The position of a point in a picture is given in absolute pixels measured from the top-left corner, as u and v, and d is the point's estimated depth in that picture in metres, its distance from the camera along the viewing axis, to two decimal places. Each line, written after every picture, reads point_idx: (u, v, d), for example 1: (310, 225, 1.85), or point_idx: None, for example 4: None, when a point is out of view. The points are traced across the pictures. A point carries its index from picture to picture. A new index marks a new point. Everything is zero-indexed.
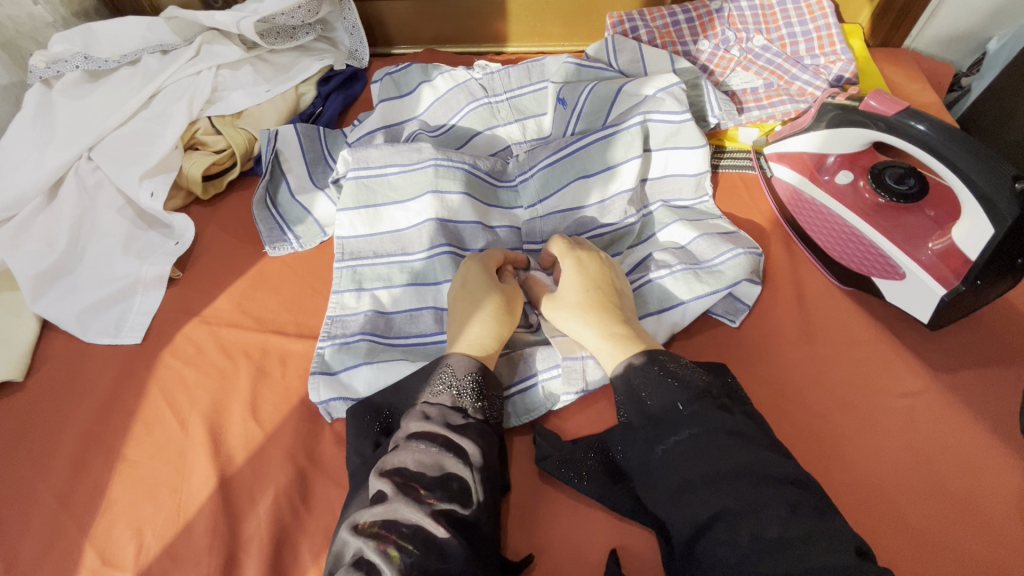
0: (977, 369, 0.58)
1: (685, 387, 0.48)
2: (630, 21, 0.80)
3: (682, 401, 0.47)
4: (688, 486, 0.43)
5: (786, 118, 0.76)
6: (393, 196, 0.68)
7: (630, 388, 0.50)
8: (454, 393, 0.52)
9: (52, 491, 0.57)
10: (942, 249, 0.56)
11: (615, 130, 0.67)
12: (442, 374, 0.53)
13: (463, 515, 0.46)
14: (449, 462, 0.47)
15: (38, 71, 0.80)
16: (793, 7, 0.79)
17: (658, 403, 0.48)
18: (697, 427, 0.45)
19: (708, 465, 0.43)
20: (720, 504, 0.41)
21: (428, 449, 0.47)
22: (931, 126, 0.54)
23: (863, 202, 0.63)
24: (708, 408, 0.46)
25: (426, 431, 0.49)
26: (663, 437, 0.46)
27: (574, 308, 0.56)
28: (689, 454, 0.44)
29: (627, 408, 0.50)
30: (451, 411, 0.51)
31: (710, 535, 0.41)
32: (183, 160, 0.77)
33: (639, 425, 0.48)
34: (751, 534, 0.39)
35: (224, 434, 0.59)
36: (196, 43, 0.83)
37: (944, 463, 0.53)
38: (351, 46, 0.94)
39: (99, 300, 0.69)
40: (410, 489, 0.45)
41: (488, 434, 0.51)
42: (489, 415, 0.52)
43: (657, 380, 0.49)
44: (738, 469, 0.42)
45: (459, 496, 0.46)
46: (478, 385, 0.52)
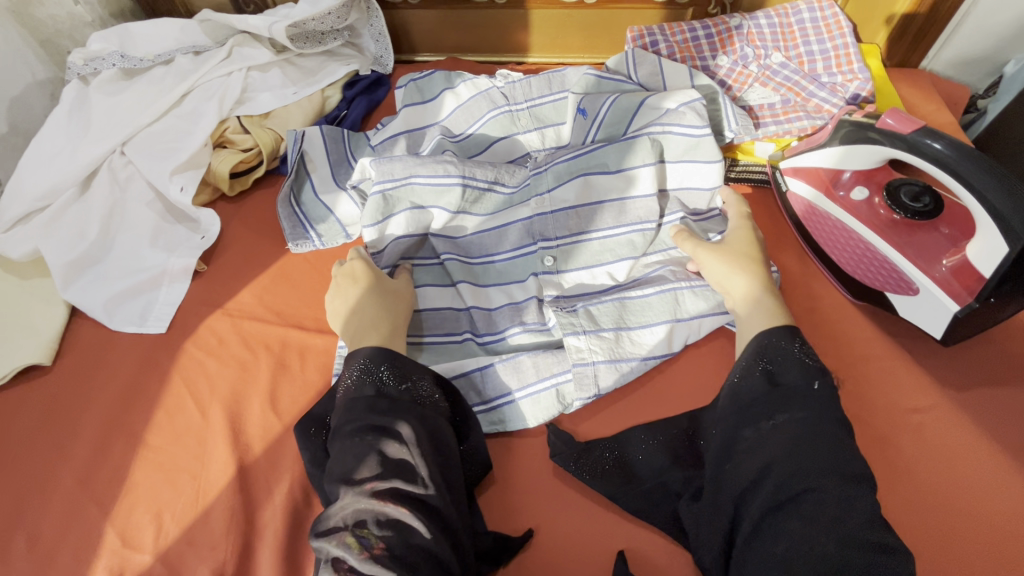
0: (987, 387, 0.58)
1: (819, 370, 0.49)
2: (650, 36, 0.82)
3: (816, 381, 0.48)
4: (772, 466, 0.44)
5: (803, 134, 0.78)
6: (413, 205, 0.66)
7: (764, 355, 0.51)
8: (371, 380, 0.51)
9: (75, 473, 0.59)
10: (955, 266, 0.57)
11: (631, 137, 0.69)
12: (354, 366, 0.52)
13: (411, 491, 0.46)
14: (384, 446, 0.47)
15: (76, 68, 0.83)
16: (811, 27, 0.80)
17: (792, 376, 0.49)
18: (812, 411, 0.47)
19: (810, 450, 0.44)
20: (811, 483, 0.42)
21: (359, 439, 0.47)
22: (948, 145, 0.55)
23: (877, 217, 0.63)
24: (829, 399, 0.48)
25: (354, 423, 0.48)
26: (769, 413, 0.47)
27: (746, 257, 0.62)
28: (797, 435, 0.45)
29: (752, 373, 0.50)
30: (374, 398, 0.50)
31: (789, 510, 0.42)
32: (211, 158, 0.79)
33: (763, 394, 0.49)
34: (834, 516, 0.41)
35: (244, 424, 0.61)
36: (228, 46, 0.86)
37: (953, 479, 0.54)
38: (376, 52, 0.96)
39: (127, 289, 0.71)
40: (352, 481, 0.46)
41: (423, 412, 0.50)
42: (418, 394, 0.52)
43: (793, 358, 0.50)
44: (836, 459, 0.43)
45: (401, 474, 0.46)
46: (392, 367, 0.52)
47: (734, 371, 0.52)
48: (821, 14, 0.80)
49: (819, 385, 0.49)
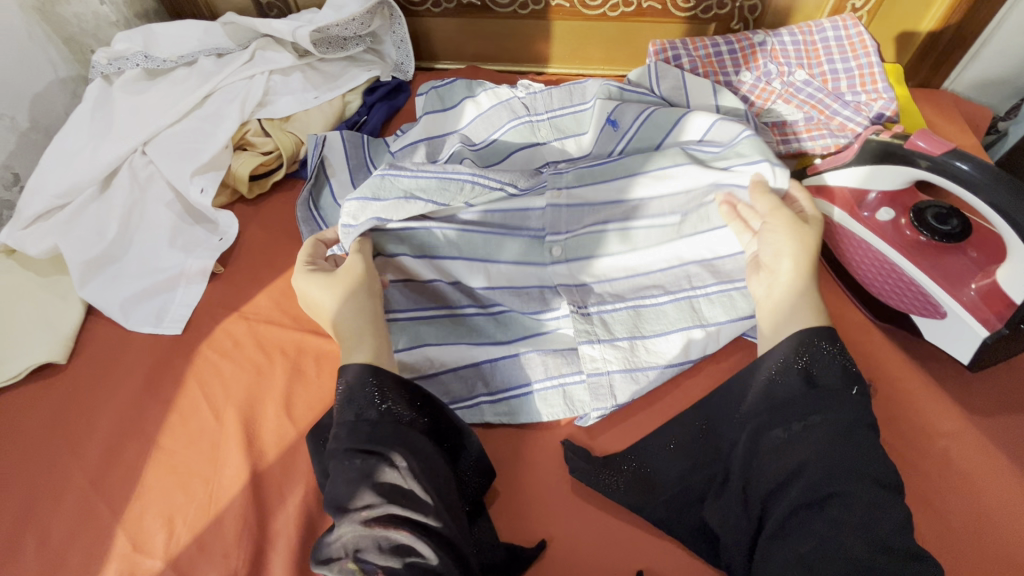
0: (1014, 414, 0.57)
1: (854, 373, 0.50)
2: (673, 50, 0.82)
3: (854, 387, 0.49)
4: (804, 467, 0.45)
5: (826, 152, 0.78)
6: (415, 190, 0.59)
7: (802, 353, 0.50)
8: (356, 405, 0.49)
9: (87, 474, 0.58)
10: (984, 290, 0.56)
11: (653, 151, 0.68)
12: (338, 390, 0.51)
13: (408, 515, 0.45)
14: (374, 472, 0.46)
15: (100, 67, 0.84)
16: (836, 45, 0.80)
17: (829, 378, 0.49)
18: (843, 415, 0.47)
19: (835, 454, 0.45)
20: (835, 487, 0.43)
21: (347, 467, 0.46)
22: (976, 167, 0.55)
23: (903, 238, 0.62)
24: (859, 404, 0.48)
25: (342, 450, 0.47)
26: (802, 414, 0.48)
27: (810, 249, 0.57)
28: (825, 441, 0.46)
29: (790, 369, 0.50)
30: (359, 423, 0.48)
31: (818, 513, 0.43)
32: (231, 160, 0.79)
33: (801, 394, 0.48)
34: (863, 521, 0.42)
35: (257, 429, 0.60)
36: (251, 49, 0.87)
37: (979, 508, 0.52)
38: (397, 59, 0.97)
39: (144, 290, 0.70)
40: (347, 511, 0.45)
41: (408, 431, 0.49)
42: (400, 413, 0.50)
43: (833, 359, 0.50)
44: (864, 463, 0.44)
45: (396, 499, 0.45)
46: (377, 389, 0.50)
47: (767, 369, 0.51)
48: (845, 32, 0.80)
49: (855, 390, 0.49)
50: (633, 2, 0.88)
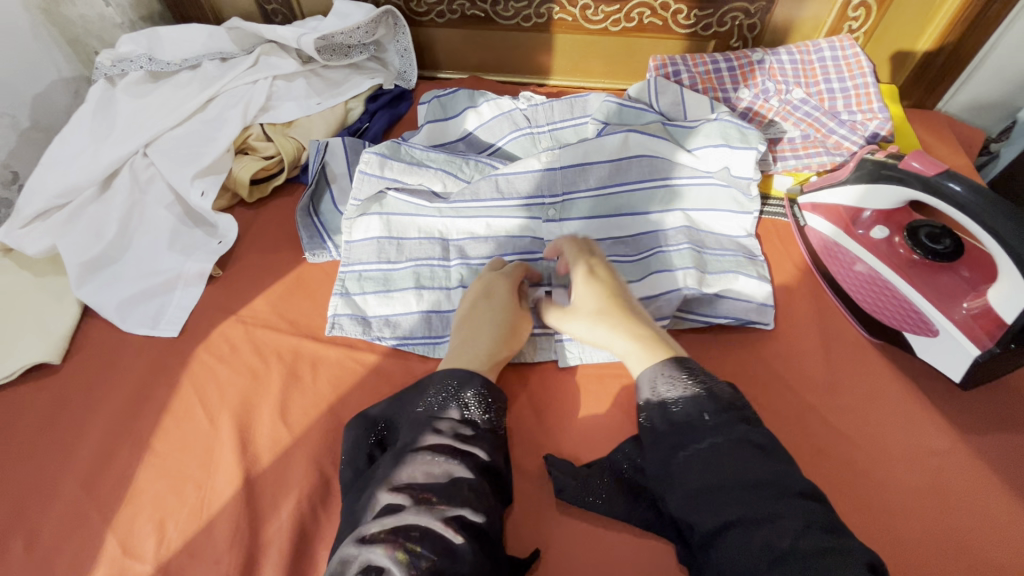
0: (1005, 433, 0.58)
1: (710, 397, 0.48)
2: (673, 66, 0.83)
3: (707, 412, 0.47)
4: (700, 494, 0.44)
5: (821, 169, 0.79)
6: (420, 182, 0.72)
7: (655, 396, 0.50)
8: (460, 406, 0.53)
9: (78, 476, 0.58)
10: (977, 310, 0.57)
11: (626, 157, 0.72)
12: (445, 386, 0.54)
13: (473, 520, 0.48)
14: (457, 471, 0.49)
15: (104, 69, 0.84)
16: (833, 65, 0.82)
17: (682, 411, 0.48)
18: (718, 437, 0.46)
19: (727, 474, 0.44)
20: (734, 512, 0.42)
21: (436, 460, 0.49)
22: (968, 188, 0.56)
23: (897, 257, 0.64)
24: (732, 420, 0.47)
25: (436, 443, 0.50)
26: (681, 444, 0.47)
27: (594, 315, 0.57)
28: (709, 462, 0.45)
29: (651, 414, 0.50)
30: (460, 424, 0.52)
31: (723, 539, 0.42)
32: (233, 163, 0.80)
33: (662, 431, 0.49)
34: (765, 542, 0.40)
35: (252, 433, 0.60)
36: (255, 54, 0.87)
37: (971, 526, 0.53)
38: (400, 68, 0.97)
39: (142, 292, 0.70)
40: (422, 498, 0.47)
41: (497, 444, 0.53)
42: (496, 425, 0.55)
43: (686, 390, 0.49)
44: (756, 479, 0.43)
45: (469, 501, 0.48)
46: (484, 398, 0.54)
47: (637, 417, 0.52)
48: (842, 53, 0.81)
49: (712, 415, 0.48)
50: (634, 17, 0.89)
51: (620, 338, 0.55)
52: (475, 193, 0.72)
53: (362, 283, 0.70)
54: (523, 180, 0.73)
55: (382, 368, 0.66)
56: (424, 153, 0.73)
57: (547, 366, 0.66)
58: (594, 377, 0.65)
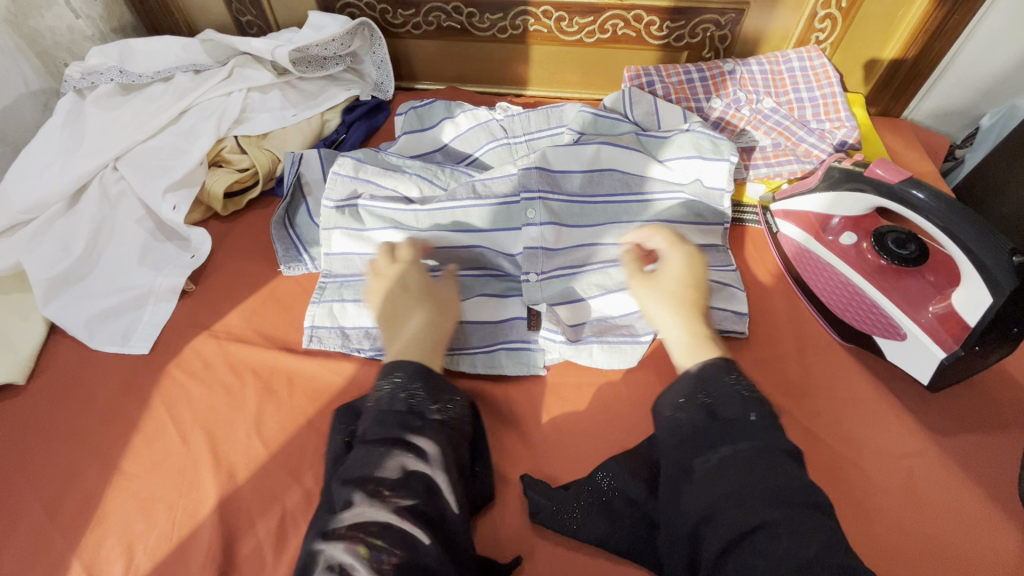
0: (974, 434, 0.59)
1: (756, 400, 0.48)
2: (647, 76, 0.84)
3: (754, 412, 0.47)
4: (731, 496, 0.43)
5: (793, 176, 0.80)
6: (386, 185, 0.72)
7: (702, 388, 0.50)
8: (405, 395, 0.51)
9: (44, 500, 0.56)
10: (942, 313, 0.58)
11: (599, 169, 0.72)
12: (389, 378, 0.52)
13: (429, 514, 0.46)
14: (412, 463, 0.47)
15: (73, 81, 0.83)
16: (801, 75, 0.84)
17: (729, 409, 0.48)
18: (757, 441, 0.45)
19: (763, 478, 0.43)
20: (765, 516, 0.41)
21: (389, 451, 0.47)
22: (931, 195, 0.57)
23: (865, 263, 0.65)
24: (775, 426, 0.47)
25: (384, 434, 0.48)
26: (712, 444, 0.46)
27: (671, 299, 0.59)
28: (746, 464, 0.44)
29: (690, 404, 0.49)
30: (405, 413, 0.50)
31: (745, 545, 0.40)
32: (206, 176, 0.79)
33: (703, 425, 0.47)
34: (789, 551, 0.39)
35: (226, 452, 0.59)
36: (229, 66, 0.86)
37: (945, 529, 0.53)
38: (377, 79, 0.97)
39: (111, 308, 0.69)
40: (375, 489, 0.45)
41: (449, 433, 0.51)
42: (447, 414, 0.53)
43: (729, 389, 0.49)
44: (787, 487, 0.42)
45: (425, 494, 0.47)
46: (425, 387, 0.52)
47: (671, 404, 0.50)
48: (809, 63, 0.84)
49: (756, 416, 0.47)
50: (608, 29, 0.90)
51: (673, 324, 0.58)
52: (451, 196, 0.69)
53: (342, 290, 0.69)
54: (502, 184, 0.70)
55: (358, 381, 0.65)
56: (401, 160, 0.74)
57: (526, 378, 0.66)
58: (573, 385, 0.65)
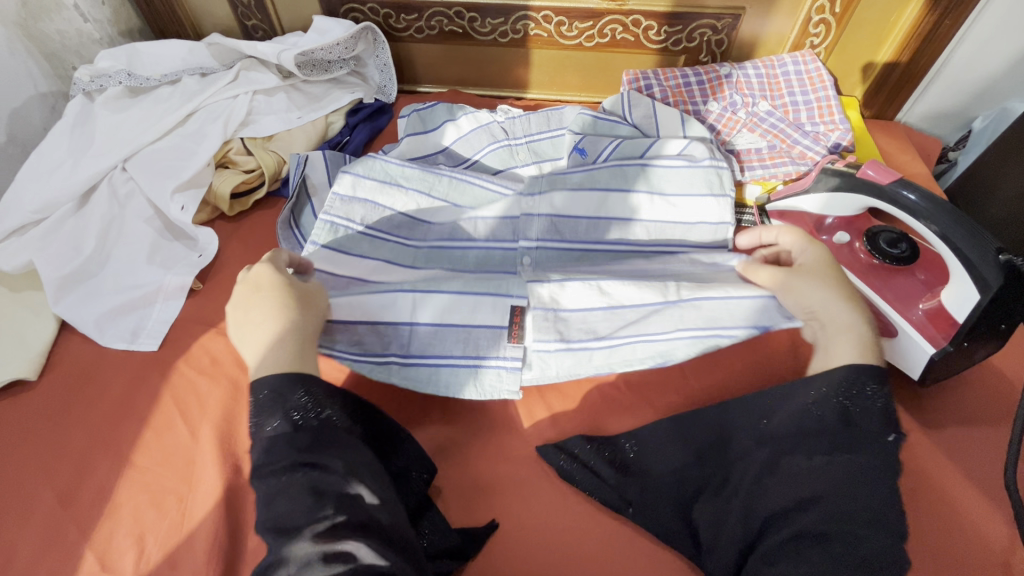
0: (965, 428, 0.61)
1: (891, 417, 0.49)
2: (645, 80, 0.86)
3: (892, 433, 0.48)
4: (818, 498, 0.46)
5: (787, 178, 0.81)
6: (385, 198, 0.73)
7: (848, 389, 0.51)
8: (284, 415, 0.47)
9: (56, 492, 0.58)
10: (931, 310, 0.60)
11: (596, 182, 0.72)
12: (264, 405, 0.48)
13: (364, 521, 0.43)
14: (318, 482, 0.44)
15: (82, 83, 0.84)
16: (796, 79, 0.86)
17: (869, 421, 0.49)
18: (877, 459, 0.47)
19: (868, 496, 0.45)
20: (838, 524, 0.44)
21: (289, 482, 0.43)
22: (921, 196, 0.59)
23: (858, 261, 0.67)
24: (898, 446, 0.48)
25: (275, 464, 0.44)
26: (826, 450, 0.48)
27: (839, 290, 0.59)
28: (852, 477, 0.46)
29: (828, 404, 0.50)
30: (287, 435, 0.46)
31: (815, 543, 0.44)
32: (213, 177, 0.80)
33: (836, 429, 0.49)
34: (853, 557, 0.42)
35: (234, 445, 0.60)
36: (235, 69, 0.88)
37: (935, 520, 0.55)
38: (380, 82, 0.99)
39: (120, 305, 0.70)
40: (292, 528, 0.41)
41: (345, 439, 0.48)
42: (334, 419, 0.49)
43: (869, 402, 0.50)
44: (886, 509, 0.44)
45: (347, 505, 0.43)
46: (303, 401, 0.49)
47: (806, 398, 0.52)
48: (804, 67, 0.85)
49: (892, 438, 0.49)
50: (607, 33, 0.92)
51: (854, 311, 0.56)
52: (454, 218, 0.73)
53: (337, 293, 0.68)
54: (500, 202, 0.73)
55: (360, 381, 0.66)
56: (401, 170, 0.74)
57: None
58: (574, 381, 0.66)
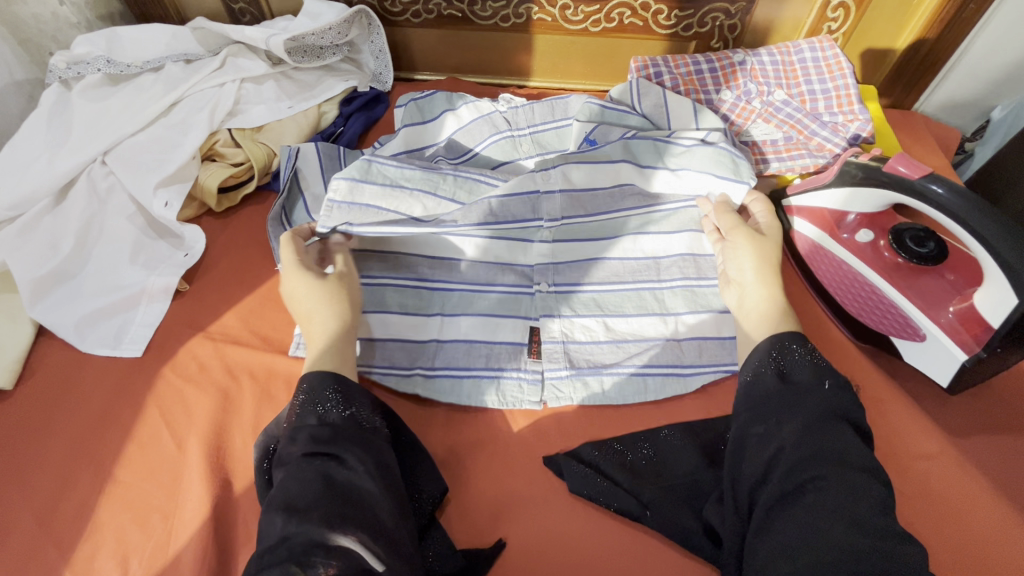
0: (993, 436, 0.58)
1: (829, 371, 0.49)
2: (655, 67, 0.82)
3: (827, 381, 0.48)
4: (779, 456, 0.44)
5: (805, 171, 0.79)
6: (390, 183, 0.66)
7: (776, 355, 0.51)
8: (315, 408, 0.48)
9: (34, 510, 0.54)
10: (962, 314, 0.57)
11: (606, 166, 0.70)
12: (297, 398, 0.50)
13: (369, 517, 0.42)
14: (334, 471, 0.44)
15: (59, 71, 0.79)
16: (813, 66, 0.81)
17: (803, 375, 0.49)
18: (824, 405, 0.46)
19: (827, 441, 0.44)
20: (814, 471, 0.42)
21: (307, 467, 0.44)
22: (950, 190, 0.55)
23: (881, 261, 0.63)
24: (848, 396, 0.47)
25: (298, 452, 0.45)
26: (779, 410, 0.47)
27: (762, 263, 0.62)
28: (809, 427, 0.45)
29: (765, 369, 0.50)
30: (315, 427, 0.47)
31: (797, 499, 0.41)
32: (199, 171, 0.76)
33: (775, 391, 0.48)
34: (845, 505, 0.40)
35: (223, 458, 0.57)
36: (222, 56, 0.83)
37: (965, 536, 0.52)
38: (376, 69, 0.94)
39: (101, 308, 0.66)
40: (297, 510, 0.41)
41: (368, 438, 0.48)
42: (362, 418, 0.50)
43: (803, 357, 0.50)
44: (849, 451, 0.43)
45: (353, 497, 0.43)
46: (338, 394, 0.50)
47: (745, 371, 0.52)
48: (822, 53, 0.81)
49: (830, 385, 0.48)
50: (615, 17, 0.87)
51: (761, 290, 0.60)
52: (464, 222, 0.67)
53: None
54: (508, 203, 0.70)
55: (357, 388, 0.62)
56: (399, 168, 0.67)
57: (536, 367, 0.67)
58: None
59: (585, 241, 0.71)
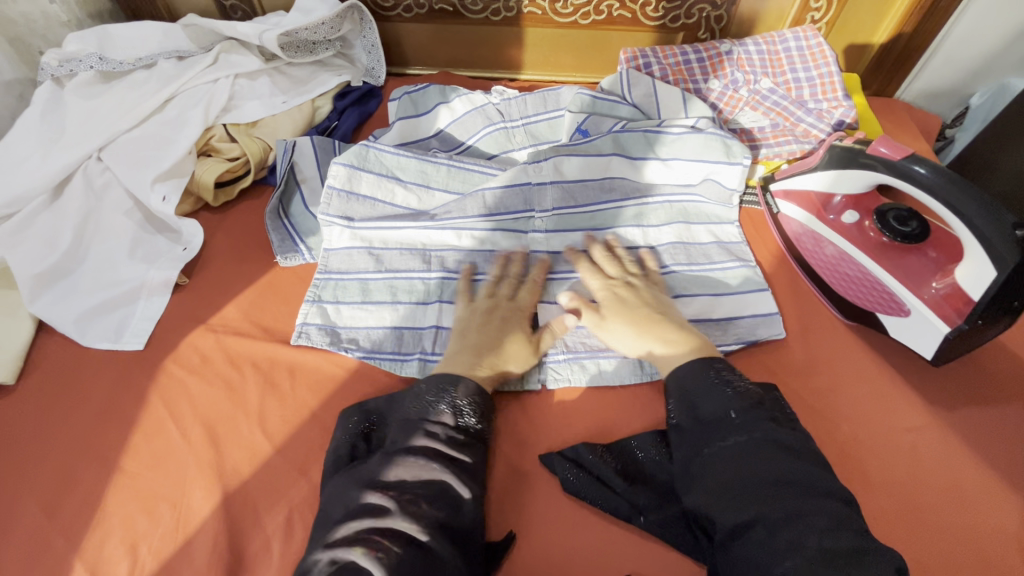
0: (976, 407, 0.60)
1: (735, 396, 0.51)
2: (644, 58, 0.83)
3: (733, 409, 0.50)
4: (727, 485, 0.46)
5: (792, 157, 0.81)
6: (385, 173, 0.71)
7: (683, 389, 0.54)
8: (456, 411, 0.53)
9: (41, 502, 0.55)
10: (945, 290, 0.59)
11: (603, 156, 0.73)
12: (446, 390, 0.54)
13: (455, 528, 0.47)
14: (442, 476, 0.49)
15: (50, 69, 0.79)
16: (798, 54, 0.83)
17: (709, 409, 0.51)
18: (746, 435, 0.48)
19: (759, 469, 0.46)
20: (756, 510, 0.44)
21: (426, 464, 0.49)
22: (933, 171, 0.57)
23: (868, 240, 0.66)
24: (760, 418, 0.49)
25: (426, 447, 0.50)
26: (711, 439, 0.49)
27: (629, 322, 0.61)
28: (739, 457, 0.47)
29: (698, 388, 0.53)
30: (451, 429, 0.52)
31: (745, 536, 0.43)
32: (195, 166, 0.76)
33: (687, 429, 0.52)
34: (790, 540, 0.41)
35: (228, 446, 0.58)
36: (215, 52, 0.84)
37: (950, 504, 0.54)
38: (368, 64, 0.95)
39: (101, 303, 0.67)
40: (406, 502, 0.46)
41: (481, 452, 0.53)
42: (482, 433, 0.54)
43: (709, 388, 0.52)
44: (787, 475, 0.45)
45: (449, 506, 0.48)
46: (478, 406, 0.54)
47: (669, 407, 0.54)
48: (806, 43, 0.82)
49: (738, 411, 0.50)
50: (603, 10, 0.89)
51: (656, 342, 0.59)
52: (461, 210, 0.70)
53: (338, 291, 0.67)
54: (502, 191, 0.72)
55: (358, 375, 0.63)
56: (396, 158, 0.71)
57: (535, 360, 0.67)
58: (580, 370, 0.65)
59: (578, 226, 0.72)
